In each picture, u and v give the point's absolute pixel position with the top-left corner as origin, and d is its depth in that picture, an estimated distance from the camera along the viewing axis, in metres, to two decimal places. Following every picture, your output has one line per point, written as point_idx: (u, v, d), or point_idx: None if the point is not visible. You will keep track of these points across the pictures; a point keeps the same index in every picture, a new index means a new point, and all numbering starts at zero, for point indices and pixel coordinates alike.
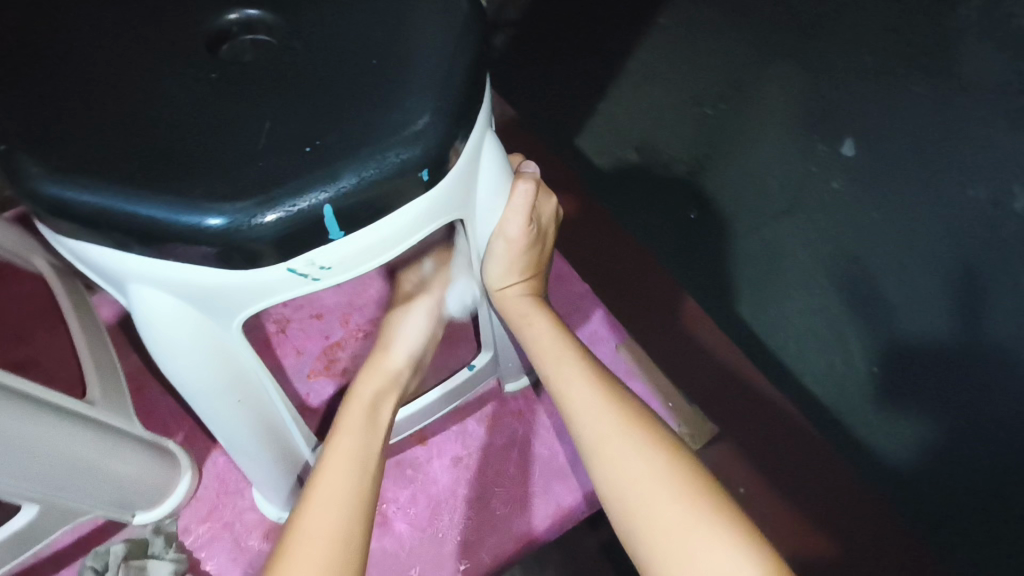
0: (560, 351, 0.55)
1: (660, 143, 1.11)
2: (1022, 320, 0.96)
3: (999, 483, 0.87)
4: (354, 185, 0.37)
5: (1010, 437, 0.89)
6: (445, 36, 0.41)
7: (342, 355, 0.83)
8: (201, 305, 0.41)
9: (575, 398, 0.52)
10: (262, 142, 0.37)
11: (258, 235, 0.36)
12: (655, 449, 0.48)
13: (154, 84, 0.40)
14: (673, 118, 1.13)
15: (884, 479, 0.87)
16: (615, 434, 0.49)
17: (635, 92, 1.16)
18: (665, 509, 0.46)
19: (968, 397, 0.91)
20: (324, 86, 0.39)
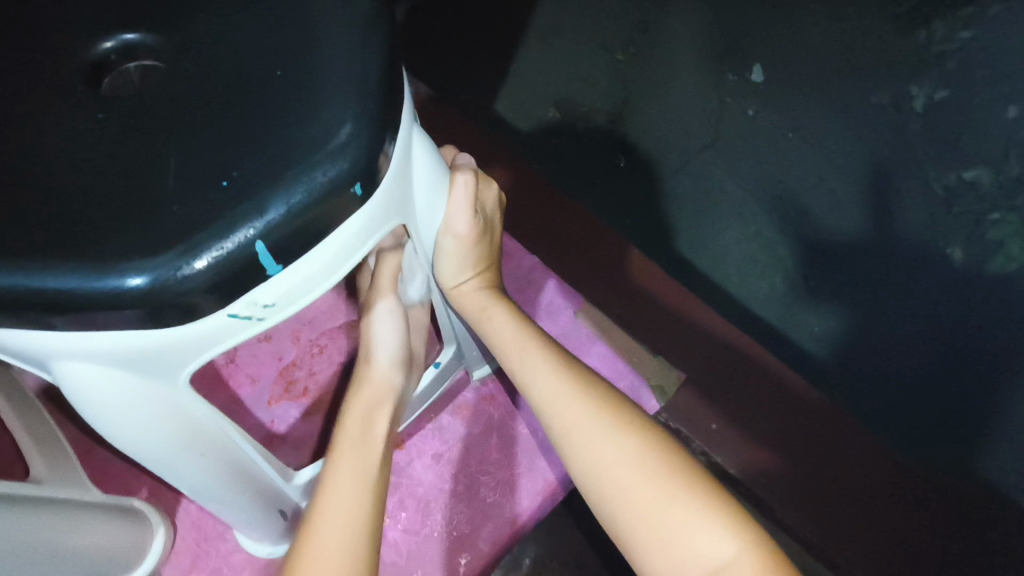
0: (521, 342, 0.54)
1: (577, 97, 1.09)
2: (933, 210, 1.01)
3: (935, 363, 0.93)
4: (282, 215, 0.34)
5: (937, 319, 0.95)
6: (352, 31, 0.38)
7: (300, 374, 0.80)
8: (139, 369, 0.37)
9: (541, 389, 0.50)
10: (172, 181, 0.34)
11: (188, 286, 0.33)
12: (625, 430, 0.47)
13: (34, 135, 0.36)
14: (585, 69, 1.12)
15: (833, 383, 0.92)
16: (585, 420, 0.48)
17: (544, 49, 1.13)
18: (643, 491, 0.45)
19: (896, 292, 0.97)
20: (228, 109, 0.36)
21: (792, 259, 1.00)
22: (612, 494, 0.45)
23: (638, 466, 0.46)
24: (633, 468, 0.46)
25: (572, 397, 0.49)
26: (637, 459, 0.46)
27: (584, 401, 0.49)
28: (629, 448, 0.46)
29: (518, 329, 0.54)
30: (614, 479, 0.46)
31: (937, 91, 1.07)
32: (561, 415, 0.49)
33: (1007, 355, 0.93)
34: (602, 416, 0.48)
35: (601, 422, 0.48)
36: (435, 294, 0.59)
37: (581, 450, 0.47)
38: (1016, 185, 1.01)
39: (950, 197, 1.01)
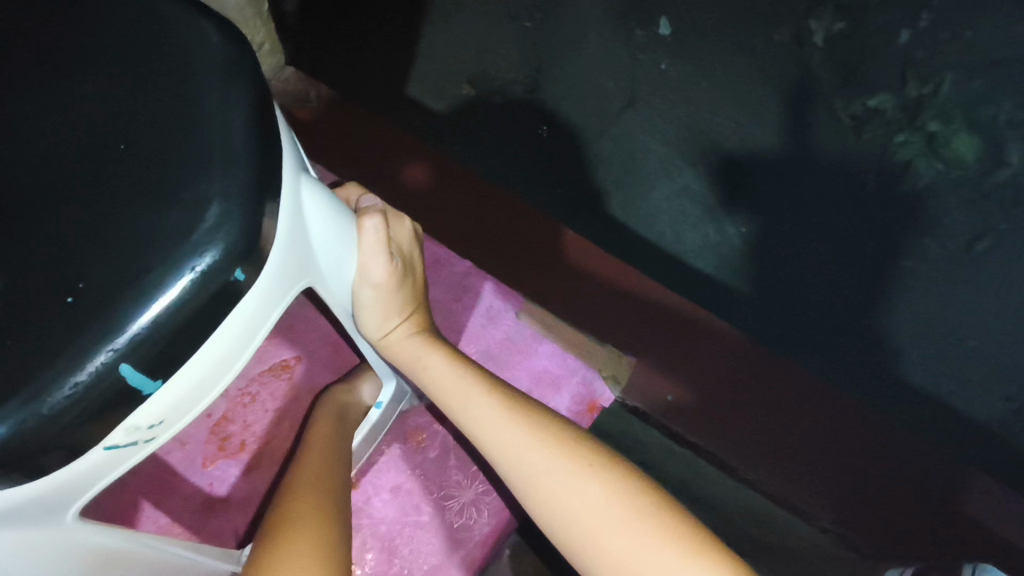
0: (462, 390, 0.50)
1: (490, 70, 1.04)
2: (848, 136, 1.03)
3: (871, 292, 0.94)
4: (149, 326, 0.29)
5: (869, 245, 0.97)
6: (208, 82, 0.33)
7: (235, 429, 0.73)
8: (10, 532, 0.31)
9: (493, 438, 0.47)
10: (3, 309, 0.28)
11: (51, 431, 0.28)
12: (595, 475, 0.44)
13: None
14: (493, 40, 1.06)
15: (781, 326, 0.92)
16: (551, 470, 0.45)
17: (447, 23, 1.07)
18: (622, 538, 0.42)
19: (828, 226, 0.98)
20: (60, 203, 0.30)
21: (720, 208, 0.99)
22: (590, 545, 0.43)
23: (614, 513, 0.43)
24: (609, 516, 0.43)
25: (535, 450, 0.46)
26: (612, 504, 0.43)
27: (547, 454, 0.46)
28: (601, 493, 0.44)
29: (457, 375, 0.51)
30: (588, 529, 0.43)
31: (835, 23, 1.08)
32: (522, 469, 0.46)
33: (926, 270, 0.96)
34: (568, 461, 0.45)
35: (568, 471, 0.45)
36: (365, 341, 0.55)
37: (551, 502, 0.44)
38: (917, 106, 1.04)
39: (858, 125, 1.03)
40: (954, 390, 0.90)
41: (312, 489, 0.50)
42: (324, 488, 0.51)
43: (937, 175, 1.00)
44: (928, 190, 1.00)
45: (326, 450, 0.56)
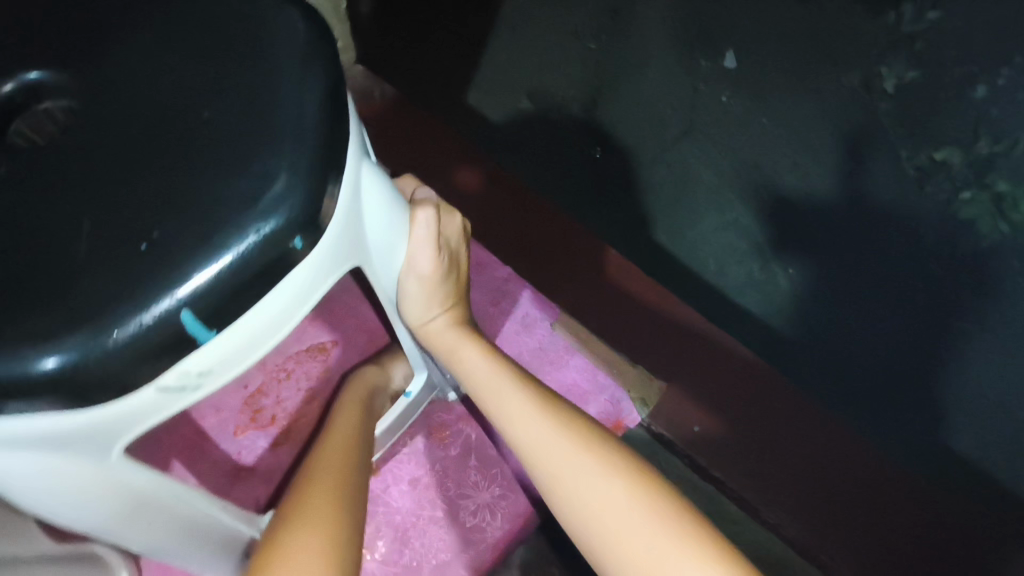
0: (495, 384, 0.51)
1: (551, 88, 1.06)
2: (910, 186, 1.00)
3: (919, 348, 0.91)
4: (212, 280, 0.31)
5: (920, 300, 0.94)
6: (289, 61, 0.35)
7: (267, 403, 0.76)
8: (64, 453, 0.34)
9: (520, 430, 0.48)
10: (86, 245, 0.31)
11: (111, 365, 0.30)
12: (619, 475, 0.44)
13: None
14: (557, 58, 1.08)
15: (820, 375, 0.90)
16: (575, 464, 0.45)
17: (514, 38, 1.10)
18: (643, 535, 0.41)
19: (879, 276, 0.95)
20: (143, 159, 0.32)
21: (768, 245, 0.98)
22: (609, 539, 0.42)
23: (636, 511, 0.42)
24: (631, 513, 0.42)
25: (561, 446, 0.46)
26: (635, 501, 0.43)
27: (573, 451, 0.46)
28: (625, 490, 0.43)
29: (491, 369, 0.52)
30: (609, 524, 0.42)
31: (907, 72, 1.07)
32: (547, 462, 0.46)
33: (980, 332, 0.92)
34: (592, 457, 0.45)
35: (592, 467, 0.45)
36: (405, 329, 0.56)
37: (572, 494, 0.44)
38: (984, 164, 1.01)
39: (922, 176, 1.01)
40: (997, 461, 0.87)
41: (327, 477, 0.45)
42: (346, 473, 0.47)
43: (1001, 237, 0.97)
44: (988, 251, 0.96)
45: (345, 443, 0.51)
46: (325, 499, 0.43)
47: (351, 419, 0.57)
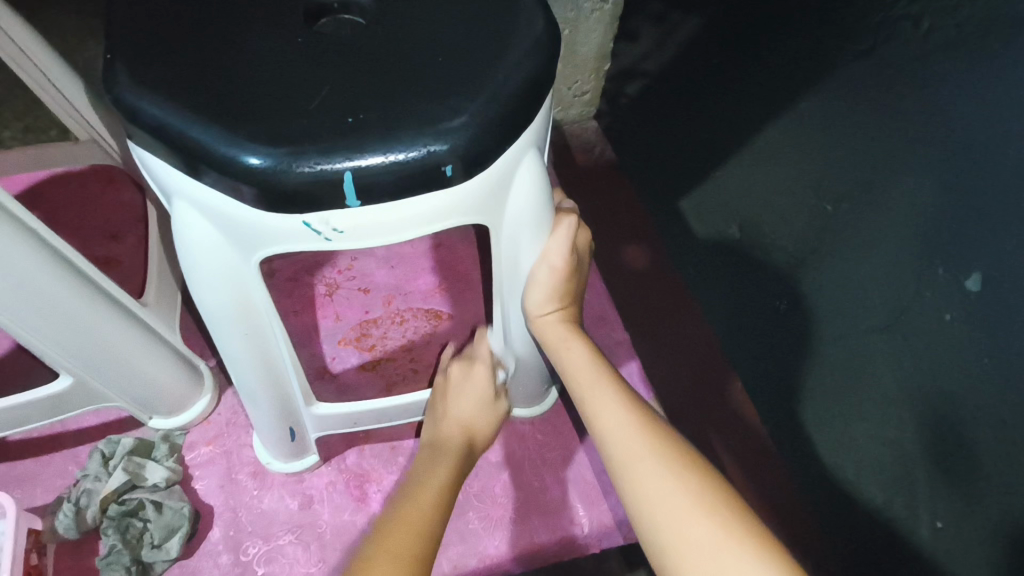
0: (594, 377, 0.57)
1: (766, 228, 1.09)
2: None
3: None
4: (378, 161, 0.40)
5: None
6: (515, 50, 0.45)
7: (374, 332, 0.90)
8: (228, 235, 0.45)
9: (604, 422, 0.54)
10: (315, 104, 0.41)
11: (284, 182, 0.40)
12: (683, 473, 0.49)
13: (239, 38, 0.45)
14: (789, 203, 1.11)
15: None
16: (646, 455, 0.51)
17: (753, 167, 1.15)
18: (695, 528, 0.46)
19: None
20: (381, 68, 0.43)
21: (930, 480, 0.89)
22: (666, 524, 0.47)
23: (689, 504, 0.47)
24: (687, 507, 0.47)
25: (633, 431, 0.53)
26: (688, 494, 0.48)
27: (643, 436, 0.52)
28: (687, 486, 0.48)
29: (592, 364, 0.59)
30: (666, 511, 0.48)
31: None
32: (619, 442, 0.52)
33: None
34: (655, 442, 0.52)
35: (658, 458, 0.50)
36: (519, 319, 0.63)
37: (638, 480, 0.50)
38: None
39: None
40: None
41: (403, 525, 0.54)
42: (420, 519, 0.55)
43: None
44: None
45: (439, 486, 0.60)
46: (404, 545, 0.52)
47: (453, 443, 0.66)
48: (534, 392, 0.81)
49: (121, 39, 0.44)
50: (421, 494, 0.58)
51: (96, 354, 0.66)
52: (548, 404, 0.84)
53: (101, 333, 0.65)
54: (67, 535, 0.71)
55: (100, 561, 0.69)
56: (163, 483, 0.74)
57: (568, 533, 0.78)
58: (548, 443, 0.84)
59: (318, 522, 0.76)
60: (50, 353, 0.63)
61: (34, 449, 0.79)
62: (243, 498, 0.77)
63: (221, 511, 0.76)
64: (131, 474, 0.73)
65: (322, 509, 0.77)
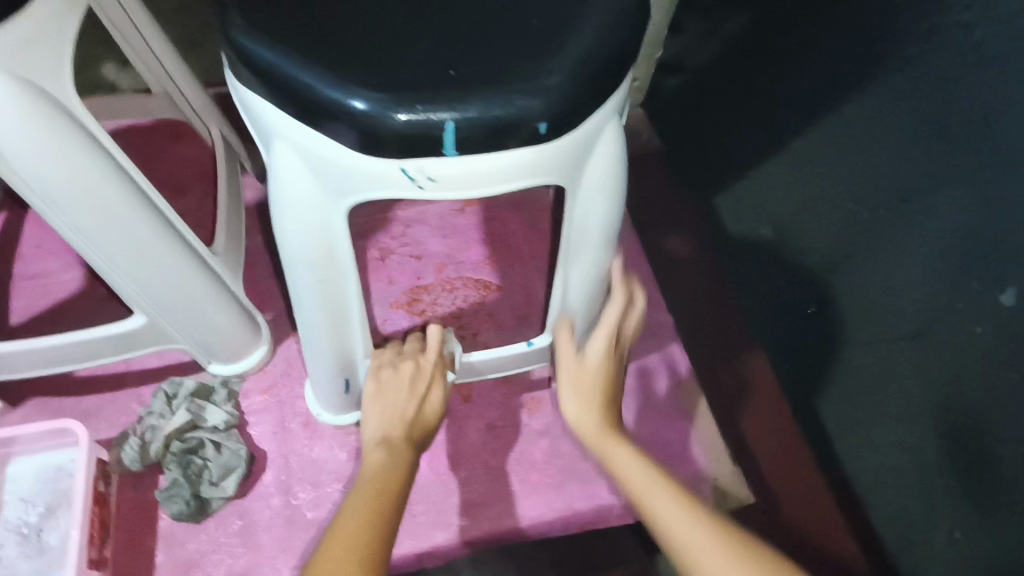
0: (601, 436, 0.59)
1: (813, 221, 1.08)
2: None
3: None
4: (476, 113, 0.42)
5: None
6: (604, 18, 0.46)
7: (424, 298, 0.93)
8: (323, 178, 0.47)
9: (622, 468, 0.55)
10: (417, 56, 0.43)
11: (387, 127, 0.42)
12: (703, 510, 0.50)
13: None
14: None
15: None
16: (664, 496, 0.51)
17: None
18: (724, 556, 0.46)
19: None
20: (478, 25, 0.45)
21: None
22: (693, 553, 0.47)
23: (711, 534, 0.48)
24: (710, 537, 0.48)
25: (649, 472, 0.54)
26: (711, 528, 0.48)
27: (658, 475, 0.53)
28: (707, 518, 0.49)
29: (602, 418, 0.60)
30: (690, 542, 0.48)
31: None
32: (636, 481, 0.53)
33: None
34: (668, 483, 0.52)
35: (679, 500, 0.51)
36: (580, 289, 0.64)
37: (659, 516, 0.50)
38: None
39: None
40: None
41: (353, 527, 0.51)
42: (365, 520, 0.52)
43: None
44: None
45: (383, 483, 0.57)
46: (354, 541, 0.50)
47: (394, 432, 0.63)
48: None
49: None
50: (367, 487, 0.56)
51: (170, 294, 0.69)
52: None
53: (182, 276, 0.69)
54: (131, 466, 0.75)
55: (162, 493, 0.73)
56: (221, 425, 0.77)
57: (606, 503, 0.80)
58: None
59: None
60: (129, 290, 0.67)
61: (99, 386, 0.83)
62: (295, 446, 0.80)
63: (274, 456, 0.80)
64: (193, 414, 0.77)
65: None
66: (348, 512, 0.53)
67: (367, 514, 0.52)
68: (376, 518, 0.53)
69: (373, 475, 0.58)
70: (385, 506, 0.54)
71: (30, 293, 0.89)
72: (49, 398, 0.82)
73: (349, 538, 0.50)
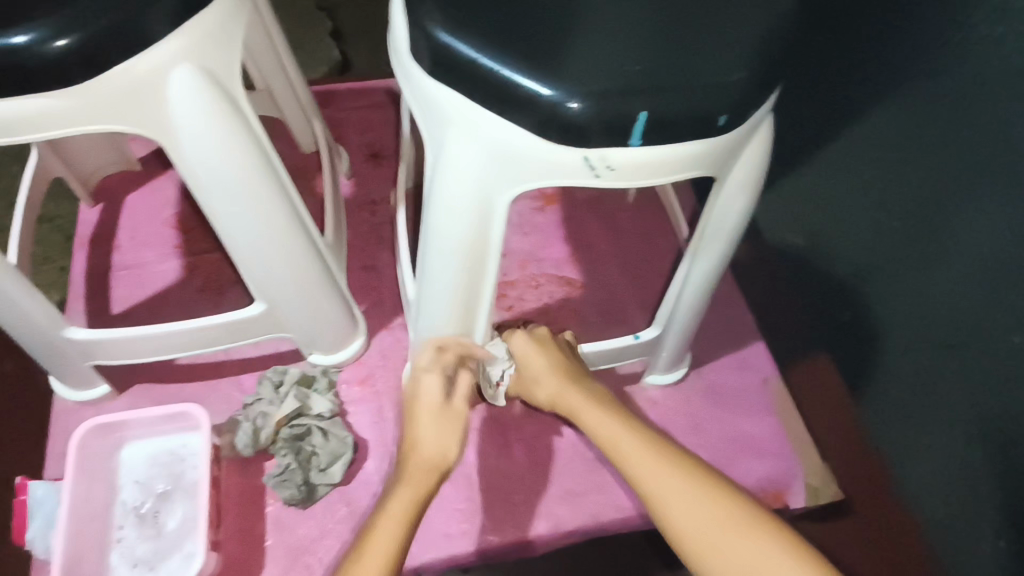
0: (591, 412, 0.62)
1: None
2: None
3: None
4: (667, 106, 0.44)
5: None
6: (773, 12, 0.48)
7: (512, 294, 0.94)
8: (497, 166, 0.49)
9: (611, 441, 0.59)
10: (608, 50, 0.45)
11: (583, 118, 0.44)
12: (694, 480, 0.55)
13: None
14: None
15: None
16: (653, 465, 0.56)
17: None
18: (720, 526, 0.53)
19: None
20: (658, 20, 0.47)
21: None
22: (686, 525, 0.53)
23: (700, 501, 0.54)
24: (701, 505, 0.54)
25: (638, 449, 0.58)
26: (701, 499, 0.54)
27: (645, 448, 0.58)
28: (694, 484, 0.55)
29: (591, 407, 0.62)
30: (683, 513, 0.54)
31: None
32: (626, 454, 0.58)
33: None
34: (656, 457, 0.57)
35: (668, 470, 0.56)
36: (701, 284, 0.66)
37: (651, 488, 0.56)
38: None
39: None
40: None
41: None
42: (376, 572, 0.51)
43: None
44: None
45: (392, 536, 0.54)
46: None
47: (412, 485, 0.57)
48: (674, 360, 0.84)
49: None
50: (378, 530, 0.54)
51: (290, 285, 0.70)
52: (681, 373, 0.87)
53: (303, 264, 0.69)
54: (244, 452, 0.76)
55: (273, 479, 0.75)
56: (327, 413, 0.79)
57: None
58: (678, 413, 0.88)
59: (465, 465, 0.80)
60: (255, 277, 0.68)
61: (200, 374, 0.84)
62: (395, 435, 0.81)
63: (375, 445, 0.81)
64: (300, 402, 0.78)
65: (468, 453, 0.81)
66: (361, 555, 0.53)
67: (383, 561, 0.52)
68: (400, 553, 0.53)
69: (392, 510, 0.55)
70: (401, 554, 0.53)
71: (128, 282, 0.91)
72: (150, 385, 0.83)
73: None
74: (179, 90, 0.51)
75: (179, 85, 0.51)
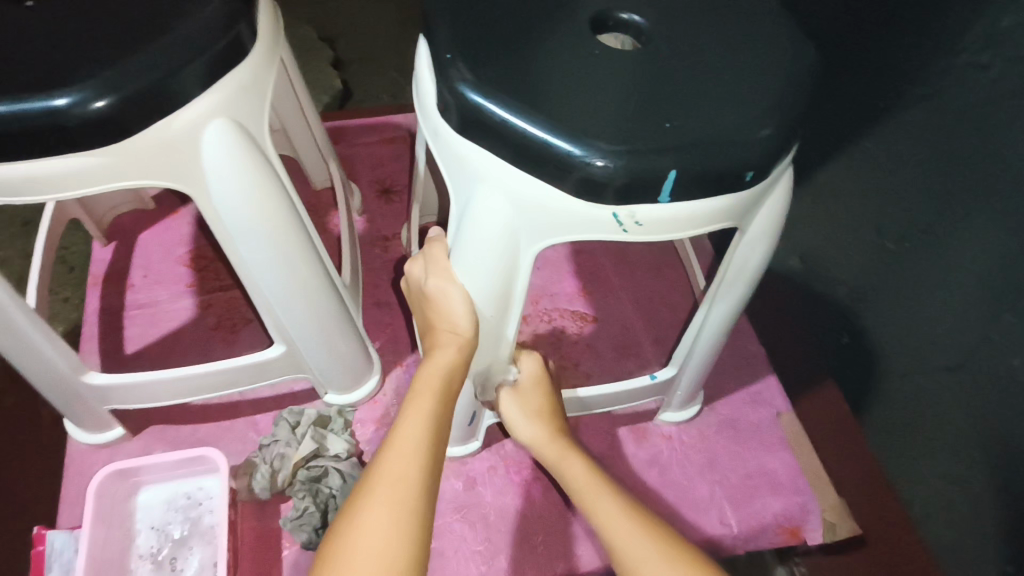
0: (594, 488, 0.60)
1: None
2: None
3: None
4: (695, 163, 0.45)
5: None
6: (791, 74, 0.50)
7: (524, 329, 0.94)
8: (526, 220, 0.50)
9: (614, 528, 0.55)
10: (635, 109, 0.46)
11: (615, 176, 0.45)
12: None
13: (547, 44, 0.49)
14: None
15: None
16: (664, 563, 0.52)
17: None
18: None
19: None
20: (680, 80, 0.48)
21: None
22: None
23: None
24: None
25: (643, 540, 0.54)
26: None
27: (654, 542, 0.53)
28: None
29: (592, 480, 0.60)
30: None
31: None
32: (628, 546, 0.54)
33: None
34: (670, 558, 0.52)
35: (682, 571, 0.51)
36: (722, 326, 0.67)
37: None
38: None
39: None
40: None
41: (388, 482, 0.47)
42: (401, 475, 0.48)
43: None
44: None
45: (422, 441, 0.51)
46: (379, 511, 0.46)
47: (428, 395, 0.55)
48: (689, 398, 0.84)
49: (445, 41, 0.49)
50: (402, 439, 0.51)
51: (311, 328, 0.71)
52: (696, 409, 0.87)
53: (323, 307, 0.69)
54: (261, 495, 0.76)
55: (291, 522, 0.73)
56: (343, 454, 0.78)
57: (719, 534, 0.81)
58: (697, 448, 0.87)
59: (482, 504, 0.80)
60: (277, 320, 0.68)
61: (214, 414, 0.84)
62: None
63: None
64: (317, 443, 0.78)
65: (485, 492, 0.81)
66: (384, 460, 0.49)
67: (412, 465, 0.49)
68: (428, 466, 0.49)
69: (414, 426, 0.52)
70: (427, 461, 0.50)
71: (141, 322, 0.91)
72: (165, 426, 0.83)
73: (380, 500, 0.46)
74: (212, 144, 0.53)
75: (212, 142, 0.53)
